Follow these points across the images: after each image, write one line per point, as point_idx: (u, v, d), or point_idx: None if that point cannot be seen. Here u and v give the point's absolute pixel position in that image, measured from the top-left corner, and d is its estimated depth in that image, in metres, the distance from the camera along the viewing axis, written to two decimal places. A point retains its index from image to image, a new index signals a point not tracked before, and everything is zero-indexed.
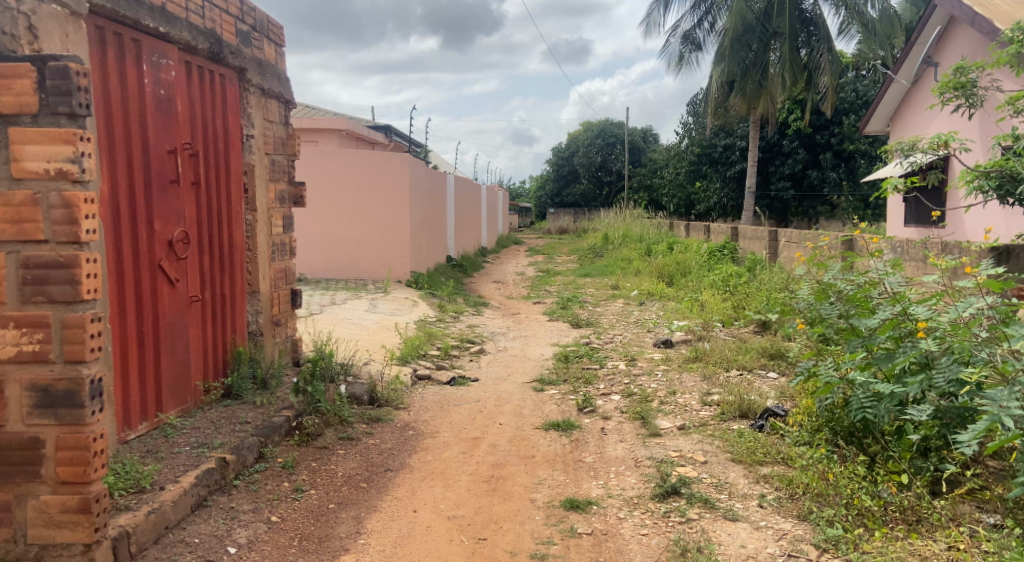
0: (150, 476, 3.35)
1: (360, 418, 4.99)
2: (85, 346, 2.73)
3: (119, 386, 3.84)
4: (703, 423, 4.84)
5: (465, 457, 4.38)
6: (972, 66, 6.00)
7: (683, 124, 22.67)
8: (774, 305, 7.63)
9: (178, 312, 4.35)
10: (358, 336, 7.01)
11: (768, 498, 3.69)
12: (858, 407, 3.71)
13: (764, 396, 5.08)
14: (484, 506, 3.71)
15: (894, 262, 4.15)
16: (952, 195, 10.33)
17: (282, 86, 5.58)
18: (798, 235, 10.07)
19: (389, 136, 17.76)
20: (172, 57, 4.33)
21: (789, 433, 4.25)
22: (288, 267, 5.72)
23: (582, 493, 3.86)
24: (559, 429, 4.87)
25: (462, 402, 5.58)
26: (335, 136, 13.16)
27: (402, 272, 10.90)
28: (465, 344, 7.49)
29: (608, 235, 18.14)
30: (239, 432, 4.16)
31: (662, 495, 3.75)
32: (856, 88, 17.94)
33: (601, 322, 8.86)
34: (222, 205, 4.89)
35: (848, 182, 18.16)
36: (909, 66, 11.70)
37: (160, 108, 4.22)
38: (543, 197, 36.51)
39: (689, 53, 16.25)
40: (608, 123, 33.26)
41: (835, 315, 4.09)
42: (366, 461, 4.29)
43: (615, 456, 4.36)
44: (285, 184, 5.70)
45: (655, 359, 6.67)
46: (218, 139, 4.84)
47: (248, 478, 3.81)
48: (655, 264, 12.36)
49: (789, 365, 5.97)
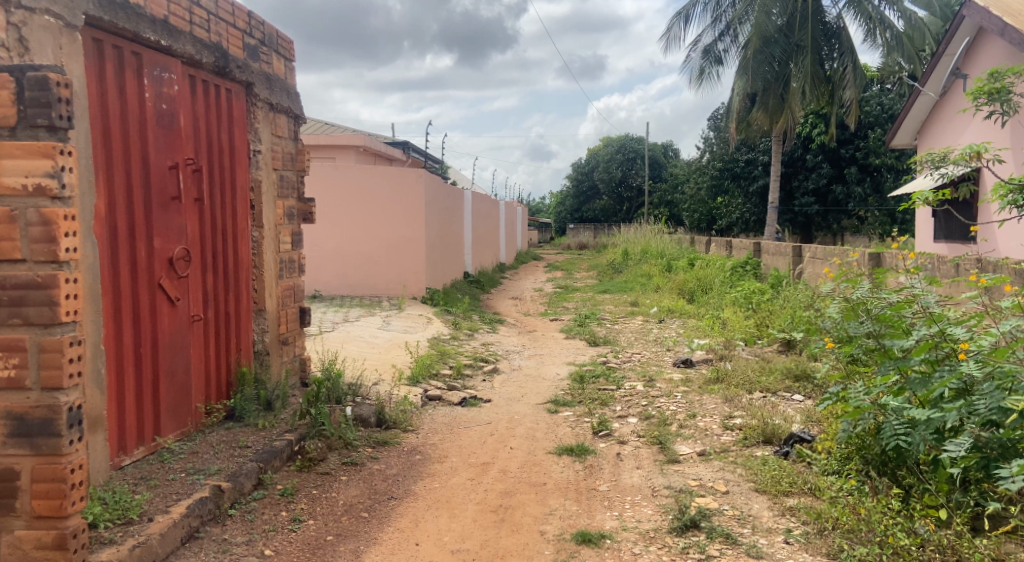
0: (139, 507, 3.19)
1: (366, 442, 4.81)
2: (63, 371, 2.58)
3: (112, 410, 3.70)
4: (725, 449, 4.61)
5: (473, 484, 4.18)
6: (1007, 71, 5.78)
7: (705, 140, 22.51)
8: (799, 325, 7.41)
9: (179, 331, 4.22)
10: (368, 354, 6.86)
11: (795, 534, 3.45)
12: (891, 435, 3.49)
13: (789, 420, 4.84)
14: (490, 540, 3.51)
15: (928, 279, 3.93)
16: (983, 209, 9.96)
17: (291, 101, 5.48)
18: (823, 251, 9.80)
19: (408, 154, 17.71)
20: (175, 71, 4.23)
21: (817, 461, 4.02)
22: (297, 284, 5.60)
23: (595, 525, 3.64)
24: (573, 454, 4.66)
25: (473, 424, 5.39)
26: (353, 152, 13.11)
27: (417, 288, 10.77)
28: (479, 363, 7.30)
29: (628, 250, 17.87)
30: (238, 456, 4.01)
31: (679, 530, 3.53)
32: (882, 102, 17.66)
33: (620, 340, 8.63)
34: (227, 221, 4.76)
35: (873, 198, 17.77)
36: (937, 79, 11.42)
37: (161, 123, 4.10)
38: (562, 213, 36.32)
39: (710, 67, 16.04)
40: (628, 139, 32.97)
41: (865, 334, 3.88)
42: (369, 488, 4.11)
43: (631, 485, 4.13)
44: (294, 201, 5.61)
45: (675, 380, 6.42)
46: (224, 154, 4.73)
47: (244, 507, 3.63)
48: (676, 281, 12.12)
49: (816, 388, 5.71)
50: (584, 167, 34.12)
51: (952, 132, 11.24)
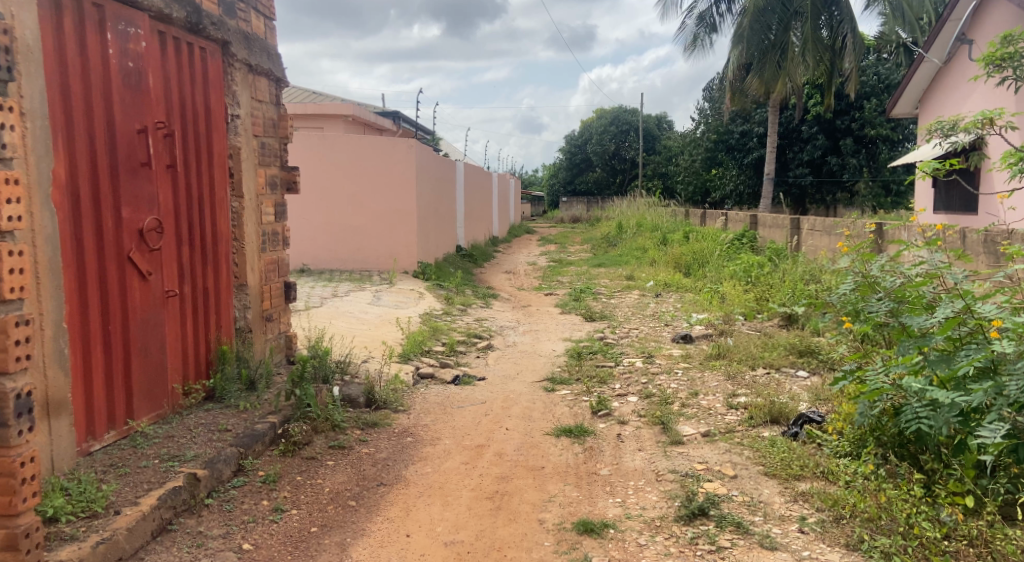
0: (105, 498, 2.96)
1: (354, 423, 4.56)
2: (8, 355, 2.43)
3: (80, 391, 3.45)
4: (730, 430, 4.39)
5: (467, 469, 3.96)
6: (1022, 34, 5.53)
7: (699, 111, 22.16)
8: (801, 298, 7.20)
9: (152, 308, 3.95)
10: (356, 331, 6.60)
11: (809, 522, 3.24)
12: (912, 418, 3.27)
13: (797, 399, 4.63)
14: (486, 530, 3.28)
15: (951, 251, 3.70)
16: (988, 178, 9.70)
17: (272, 62, 5.16)
18: (823, 223, 9.57)
19: (398, 125, 17.35)
20: (142, 26, 3.92)
21: (828, 443, 3.81)
22: (281, 258, 5.34)
23: (597, 512, 3.43)
24: (571, 435, 4.44)
25: (466, 404, 5.16)
26: (341, 121, 12.74)
27: (408, 262, 10.49)
28: (472, 339, 7.05)
29: (622, 223, 17.57)
30: (216, 441, 3.77)
31: (687, 518, 3.30)
32: (878, 72, 17.38)
33: (616, 315, 8.41)
34: (203, 191, 4.48)
35: (868, 169, 17.52)
36: (940, 46, 11.11)
37: (128, 82, 3.80)
38: (556, 186, 36.01)
39: (704, 35, 15.66)
40: (621, 110, 32.60)
41: (882, 310, 3.65)
42: (357, 473, 3.87)
43: (634, 469, 3.91)
44: (277, 169, 5.32)
45: (675, 356, 6.20)
46: (198, 118, 4.43)
47: (222, 496, 3.41)
48: (672, 254, 11.85)
49: (822, 364, 5.50)
50: (577, 140, 33.70)
51: (957, 100, 10.98)
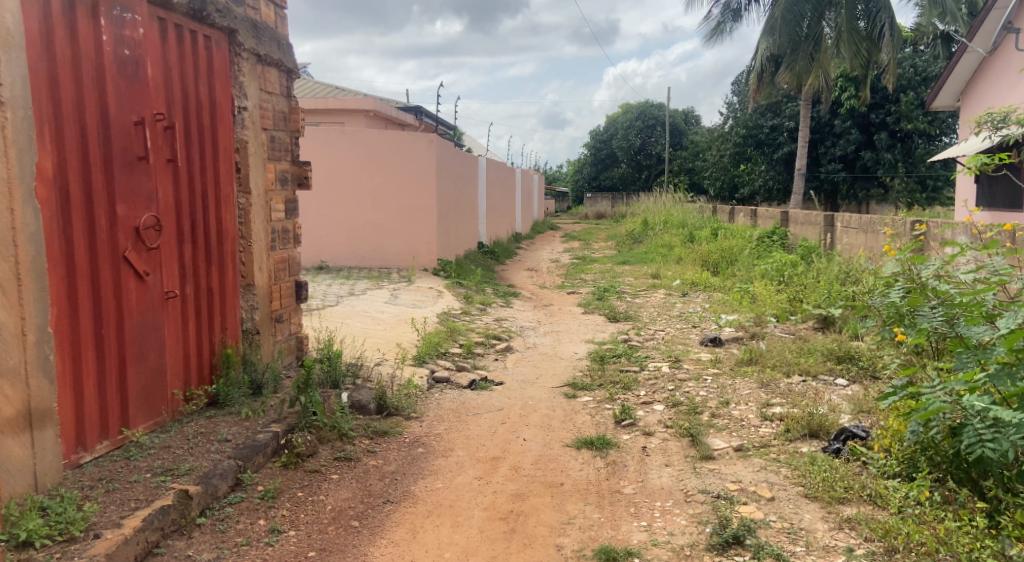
0: (85, 520, 2.76)
1: (363, 432, 4.31)
2: None
3: (69, 399, 3.23)
4: (765, 444, 4.07)
5: (480, 485, 3.69)
6: None
7: (728, 105, 21.65)
8: (837, 300, 6.87)
9: (149, 310, 3.73)
10: (370, 332, 6.35)
11: (857, 554, 2.92)
12: (975, 441, 2.92)
13: (837, 411, 4.31)
14: (498, 557, 3.02)
15: (1015, 255, 3.34)
16: None
17: (282, 53, 4.91)
18: (859, 222, 9.15)
19: (420, 119, 17.07)
20: (140, 12, 3.68)
21: (874, 462, 3.49)
22: (292, 256, 5.11)
23: (620, 538, 3.14)
24: (593, 448, 4.15)
25: (483, 410, 4.89)
26: (362, 116, 12.52)
27: (428, 260, 10.21)
28: (491, 341, 6.78)
29: (648, 220, 17.16)
30: (214, 453, 3.54)
31: (720, 548, 3.01)
32: (915, 64, 16.75)
33: (640, 315, 8.07)
34: (207, 185, 4.24)
35: (904, 164, 16.97)
36: (985, 35, 10.62)
37: (124, 72, 3.57)
38: (579, 181, 35.56)
39: (728, 23, 15.21)
40: (647, 105, 32.03)
41: (937, 320, 3.30)
42: (363, 489, 3.62)
43: (660, 488, 3.62)
44: (288, 164, 5.08)
45: (703, 361, 5.87)
46: (202, 110, 4.19)
47: (216, 515, 3.18)
48: (699, 251, 11.48)
49: (862, 371, 5.16)
50: (602, 135, 33.19)
51: (1004, 91, 10.50)
